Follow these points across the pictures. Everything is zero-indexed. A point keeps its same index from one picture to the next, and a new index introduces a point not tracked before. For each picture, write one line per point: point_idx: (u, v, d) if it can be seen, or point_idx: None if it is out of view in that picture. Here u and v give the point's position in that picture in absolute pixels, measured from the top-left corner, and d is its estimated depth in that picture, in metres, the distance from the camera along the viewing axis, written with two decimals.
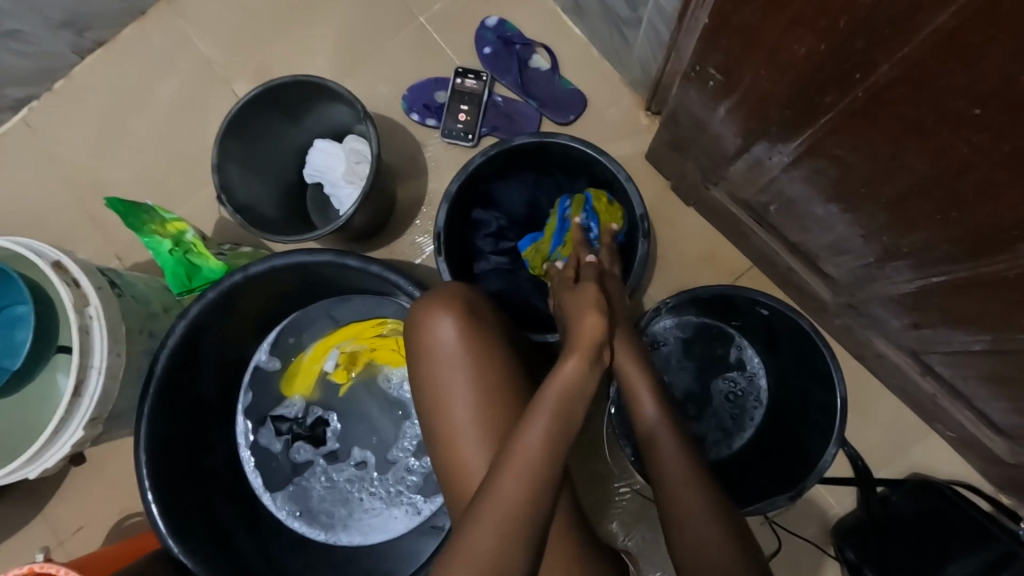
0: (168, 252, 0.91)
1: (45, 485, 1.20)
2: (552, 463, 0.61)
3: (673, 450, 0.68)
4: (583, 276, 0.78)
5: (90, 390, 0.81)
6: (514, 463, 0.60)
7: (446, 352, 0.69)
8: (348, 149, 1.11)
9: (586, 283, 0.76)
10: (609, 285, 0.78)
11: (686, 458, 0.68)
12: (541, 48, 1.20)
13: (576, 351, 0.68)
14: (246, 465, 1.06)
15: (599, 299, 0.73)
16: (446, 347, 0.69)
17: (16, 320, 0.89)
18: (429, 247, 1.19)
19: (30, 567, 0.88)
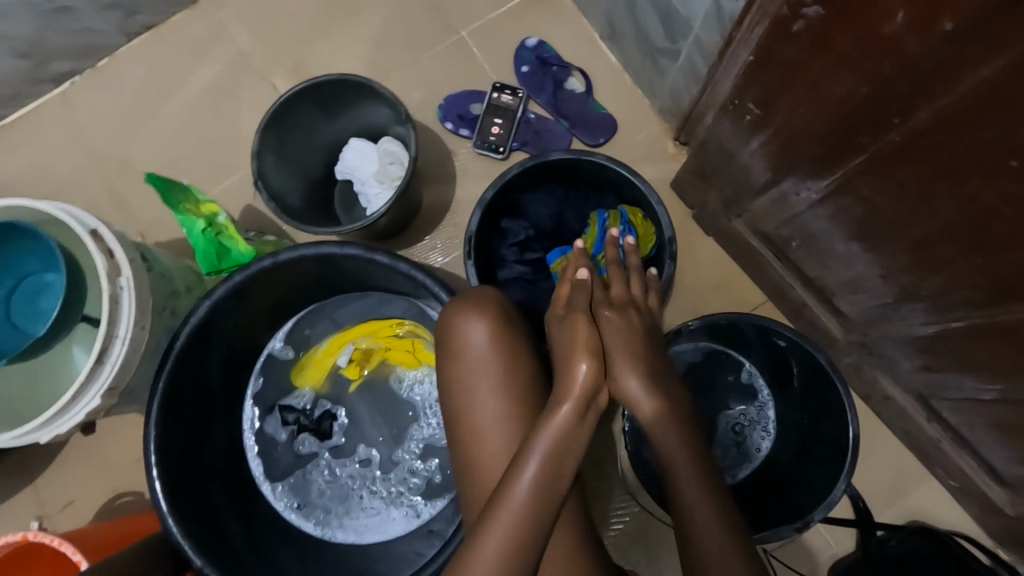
0: (201, 232, 0.92)
1: (39, 456, 1.19)
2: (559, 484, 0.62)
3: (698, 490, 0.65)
4: (575, 306, 0.75)
5: (111, 359, 0.81)
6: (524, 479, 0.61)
7: (475, 355, 0.70)
8: (382, 150, 1.13)
9: (577, 316, 0.73)
10: (606, 323, 0.74)
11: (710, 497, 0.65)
12: (577, 71, 1.24)
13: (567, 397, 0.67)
14: (249, 452, 1.05)
15: (590, 340, 0.71)
16: (475, 351, 0.70)
17: (41, 287, 0.89)
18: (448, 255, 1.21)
19: (22, 536, 0.90)
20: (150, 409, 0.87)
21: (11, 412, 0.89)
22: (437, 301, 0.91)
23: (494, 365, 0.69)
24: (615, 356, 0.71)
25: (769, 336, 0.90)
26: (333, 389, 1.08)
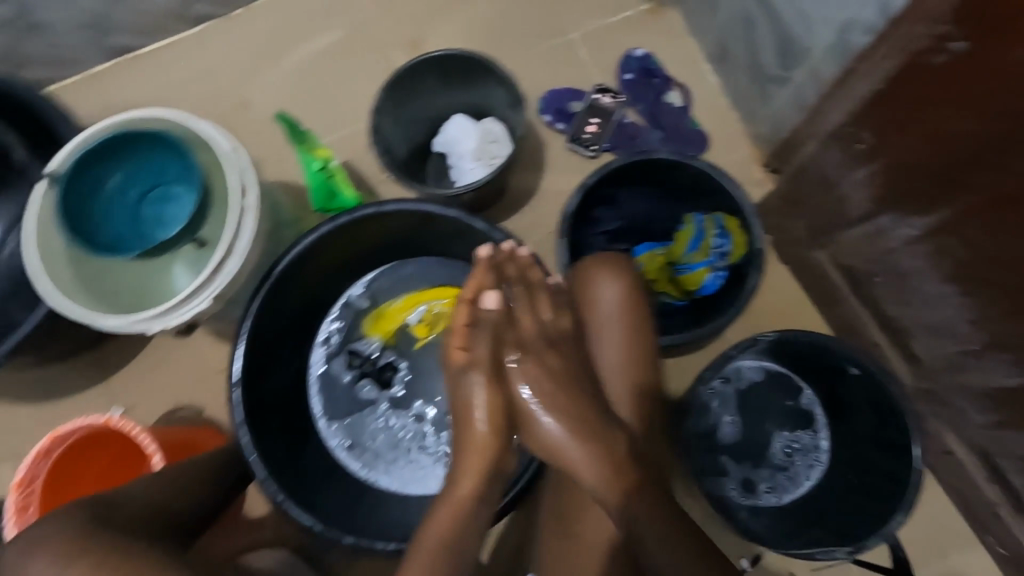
0: (317, 172, 0.99)
1: (113, 360, 1.25)
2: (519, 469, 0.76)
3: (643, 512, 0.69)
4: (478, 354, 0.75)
5: (225, 270, 0.86)
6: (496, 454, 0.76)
7: (605, 314, 0.83)
8: (484, 129, 1.19)
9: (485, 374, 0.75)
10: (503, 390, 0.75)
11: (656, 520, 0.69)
12: (678, 86, 1.28)
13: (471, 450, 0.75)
14: (312, 387, 1.11)
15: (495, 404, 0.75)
16: (605, 312, 0.83)
17: (168, 196, 0.96)
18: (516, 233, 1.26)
19: (107, 419, 0.96)
20: (245, 324, 0.93)
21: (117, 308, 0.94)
22: None
23: (617, 335, 0.82)
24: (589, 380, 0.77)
25: (843, 363, 0.90)
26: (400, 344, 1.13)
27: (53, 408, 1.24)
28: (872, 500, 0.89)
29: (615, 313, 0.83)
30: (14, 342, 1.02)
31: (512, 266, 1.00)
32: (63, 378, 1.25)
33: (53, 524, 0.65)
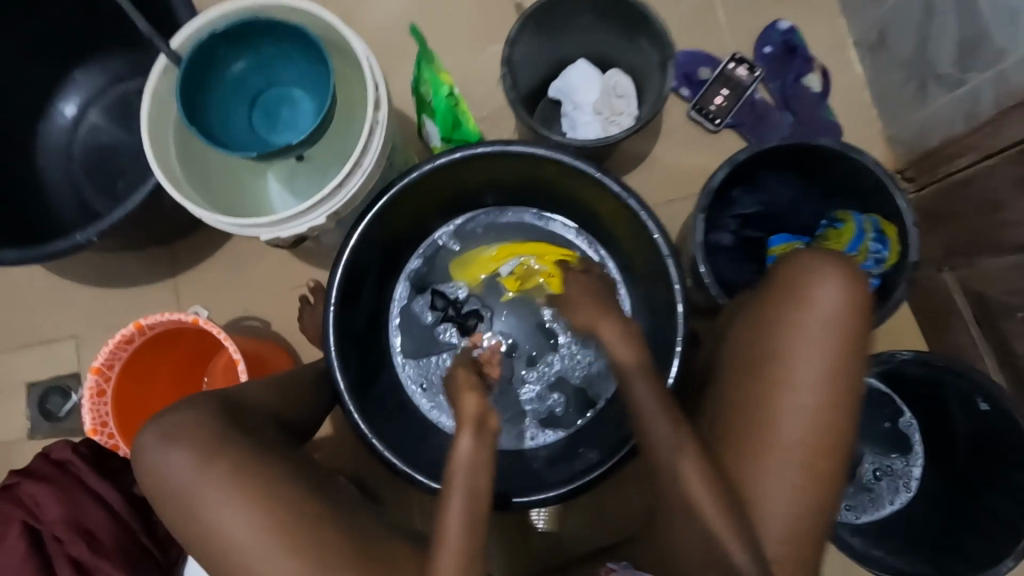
0: (446, 97, 0.95)
1: (181, 259, 1.20)
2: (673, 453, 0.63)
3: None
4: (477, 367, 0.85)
5: (347, 187, 0.80)
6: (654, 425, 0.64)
7: (820, 315, 0.62)
8: (609, 81, 1.10)
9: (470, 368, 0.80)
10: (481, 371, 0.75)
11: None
12: (818, 69, 1.17)
13: (464, 424, 0.65)
14: (391, 321, 1.08)
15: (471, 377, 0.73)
16: (824, 314, 0.62)
17: (286, 99, 0.91)
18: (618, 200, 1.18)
19: (195, 319, 0.93)
20: (346, 246, 0.88)
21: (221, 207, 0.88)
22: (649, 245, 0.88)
23: (827, 351, 0.62)
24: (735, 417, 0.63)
25: (971, 397, 0.87)
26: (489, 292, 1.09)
27: (116, 296, 1.21)
28: (990, 550, 0.85)
29: (835, 326, 0.62)
30: (105, 227, 0.94)
31: (630, 233, 0.94)
32: (130, 268, 1.20)
33: (190, 415, 0.62)
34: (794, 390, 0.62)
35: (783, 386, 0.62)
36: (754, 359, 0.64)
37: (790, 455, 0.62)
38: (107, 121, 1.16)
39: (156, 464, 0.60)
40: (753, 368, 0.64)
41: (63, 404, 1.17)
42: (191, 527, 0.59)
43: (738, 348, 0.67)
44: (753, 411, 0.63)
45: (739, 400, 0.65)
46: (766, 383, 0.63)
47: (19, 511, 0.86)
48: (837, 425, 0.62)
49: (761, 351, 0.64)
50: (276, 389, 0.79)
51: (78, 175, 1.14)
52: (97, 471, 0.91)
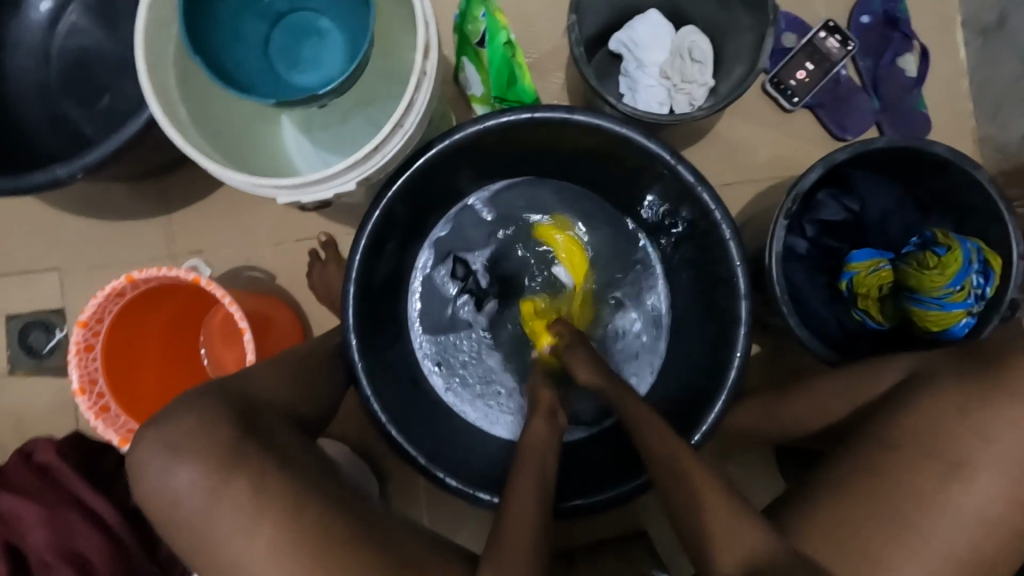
0: (502, 46, 0.80)
1: (177, 194, 1.07)
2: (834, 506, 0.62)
3: None
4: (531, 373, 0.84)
5: (386, 149, 0.68)
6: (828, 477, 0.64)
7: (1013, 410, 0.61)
8: (684, 41, 0.94)
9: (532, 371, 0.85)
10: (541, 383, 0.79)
11: None
12: (918, 47, 1.01)
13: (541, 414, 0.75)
14: (410, 290, 0.93)
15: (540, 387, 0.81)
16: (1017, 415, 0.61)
17: (310, 31, 0.78)
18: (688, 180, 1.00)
19: (197, 277, 0.83)
20: (370, 215, 0.76)
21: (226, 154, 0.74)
22: (716, 246, 0.77)
23: (1010, 448, 0.60)
24: (886, 469, 0.62)
25: None
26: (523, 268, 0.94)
27: (104, 228, 1.08)
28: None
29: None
30: (93, 160, 0.81)
31: (691, 227, 0.81)
32: (121, 198, 1.07)
33: (195, 426, 0.55)
34: (959, 477, 0.60)
35: (966, 476, 0.60)
36: (944, 440, 0.62)
37: (946, 548, 0.58)
38: (88, 22, 0.98)
39: (159, 486, 0.53)
40: (935, 446, 0.62)
41: (46, 341, 1.07)
42: (200, 552, 0.54)
43: (919, 420, 0.64)
44: (925, 490, 0.60)
45: (908, 472, 0.61)
46: (953, 471, 0.60)
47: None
48: (1003, 539, 0.59)
49: (953, 434, 0.62)
50: (290, 376, 0.69)
51: (54, 84, 0.97)
52: (86, 480, 0.81)
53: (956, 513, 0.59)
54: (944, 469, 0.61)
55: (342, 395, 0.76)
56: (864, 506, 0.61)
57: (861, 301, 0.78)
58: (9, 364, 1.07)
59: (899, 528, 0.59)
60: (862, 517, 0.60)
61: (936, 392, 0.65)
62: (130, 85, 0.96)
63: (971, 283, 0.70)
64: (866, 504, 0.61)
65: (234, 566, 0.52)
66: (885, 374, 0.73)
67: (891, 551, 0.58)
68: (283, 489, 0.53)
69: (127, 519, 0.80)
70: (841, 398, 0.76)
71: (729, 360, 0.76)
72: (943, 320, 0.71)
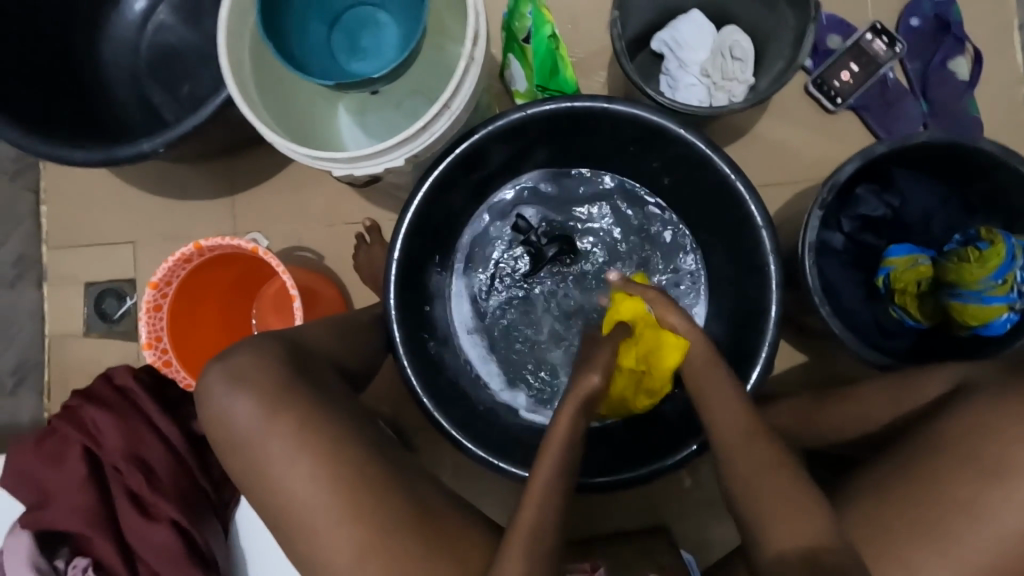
0: (547, 38, 0.85)
1: (240, 177, 1.16)
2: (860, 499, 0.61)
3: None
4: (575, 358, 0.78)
5: (433, 129, 0.73)
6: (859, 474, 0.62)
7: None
8: (725, 40, 0.97)
9: None
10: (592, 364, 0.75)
11: None
12: (971, 51, 0.99)
13: None
14: (467, 234, 0.96)
15: None
16: None
17: (368, 23, 0.84)
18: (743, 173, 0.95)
19: (255, 247, 0.90)
20: (415, 193, 0.81)
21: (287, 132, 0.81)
22: (748, 235, 0.78)
23: None
24: (918, 461, 0.60)
25: None
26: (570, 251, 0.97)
27: (175, 206, 1.18)
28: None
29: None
30: (172, 137, 0.90)
31: (725, 217, 0.83)
32: (192, 179, 1.17)
33: (254, 363, 0.61)
34: (994, 470, 0.57)
35: (1004, 484, 0.56)
36: (987, 453, 0.58)
37: (970, 555, 0.56)
38: (175, 19, 1.09)
39: (222, 410, 0.60)
40: (974, 454, 0.58)
41: (118, 307, 1.16)
42: (249, 479, 0.59)
43: (964, 424, 0.60)
44: (960, 498, 0.57)
45: (941, 478, 0.58)
46: (993, 483, 0.56)
47: (80, 434, 0.77)
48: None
49: (994, 446, 0.57)
50: (336, 335, 0.74)
51: (141, 73, 1.08)
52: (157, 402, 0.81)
53: (994, 506, 0.56)
54: (985, 478, 0.57)
55: (380, 359, 0.81)
56: (888, 507, 0.60)
57: (899, 297, 0.77)
58: (83, 326, 1.17)
59: (927, 534, 0.57)
60: (885, 518, 0.59)
61: (990, 406, 0.60)
62: (207, 75, 1.06)
63: (1014, 277, 0.68)
64: (892, 494, 0.60)
65: (279, 492, 0.58)
66: (936, 380, 0.69)
67: (906, 554, 0.57)
68: (324, 430, 0.58)
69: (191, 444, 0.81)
70: (887, 400, 0.72)
71: (757, 349, 0.76)
72: (982, 314, 0.70)
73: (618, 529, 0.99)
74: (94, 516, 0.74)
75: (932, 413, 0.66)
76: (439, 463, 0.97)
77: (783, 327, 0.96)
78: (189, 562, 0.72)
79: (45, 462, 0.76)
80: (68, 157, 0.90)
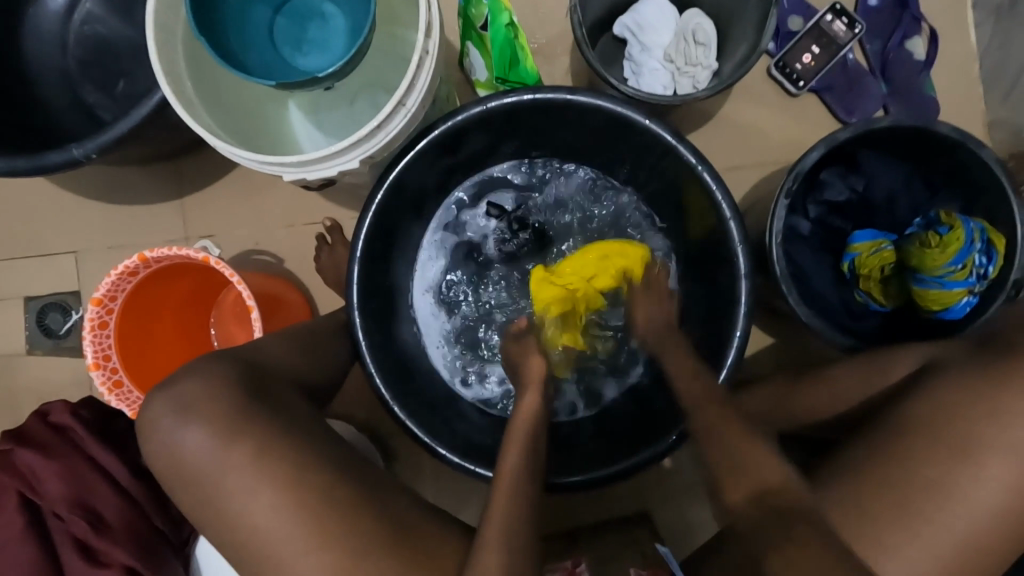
0: (504, 27, 0.81)
1: (189, 178, 1.09)
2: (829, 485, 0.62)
3: None
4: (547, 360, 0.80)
5: (388, 127, 0.69)
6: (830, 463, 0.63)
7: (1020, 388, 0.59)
8: (688, 23, 0.95)
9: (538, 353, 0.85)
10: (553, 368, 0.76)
11: None
12: (928, 30, 1.00)
13: None
14: (436, 219, 0.93)
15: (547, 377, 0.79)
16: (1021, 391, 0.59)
17: (314, 14, 0.79)
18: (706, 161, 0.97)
19: (207, 256, 0.84)
20: (374, 194, 0.77)
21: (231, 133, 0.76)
22: (716, 227, 0.78)
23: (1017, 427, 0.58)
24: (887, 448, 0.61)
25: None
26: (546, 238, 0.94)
27: (119, 212, 1.11)
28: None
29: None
30: (107, 140, 0.83)
31: (692, 209, 0.82)
32: (136, 182, 1.10)
33: (206, 388, 0.57)
34: (957, 452, 0.58)
35: (968, 461, 0.58)
36: (952, 432, 0.59)
37: (942, 533, 0.57)
38: (103, 9, 1.01)
39: (173, 441, 0.56)
40: (942, 436, 0.59)
41: (64, 322, 1.10)
42: (207, 510, 0.56)
43: (929, 410, 0.61)
44: (930, 479, 0.58)
45: (910, 460, 0.60)
46: (962, 463, 0.58)
47: (15, 480, 0.72)
48: (1005, 531, 0.57)
49: (961, 425, 0.59)
50: (298, 348, 0.71)
51: (69, 69, 1.00)
52: (99, 438, 0.78)
53: (956, 488, 0.57)
54: (952, 457, 0.58)
55: (347, 369, 0.78)
56: (862, 493, 0.60)
57: (864, 282, 0.78)
58: (26, 344, 1.10)
59: (903, 517, 0.58)
60: (859, 504, 0.59)
61: (958, 386, 0.62)
62: (144, 70, 0.98)
63: (974, 261, 0.70)
64: (863, 481, 0.61)
65: (243, 521, 0.55)
66: (901, 363, 0.70)
67: (884, 537, 0.57)
68: (286, 453, 0.56)
69: (139, 480, 0.76)
70: (858, 385, 0.73)
71: (728, 340, 0.76)
72: (944, 299, 0.71)
73: (599, 519, 0.99)
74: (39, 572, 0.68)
75: (898, 396, 0.67)
76: (416, 467, 0.95)
77: (753, 313, 0.97)
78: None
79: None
80: None
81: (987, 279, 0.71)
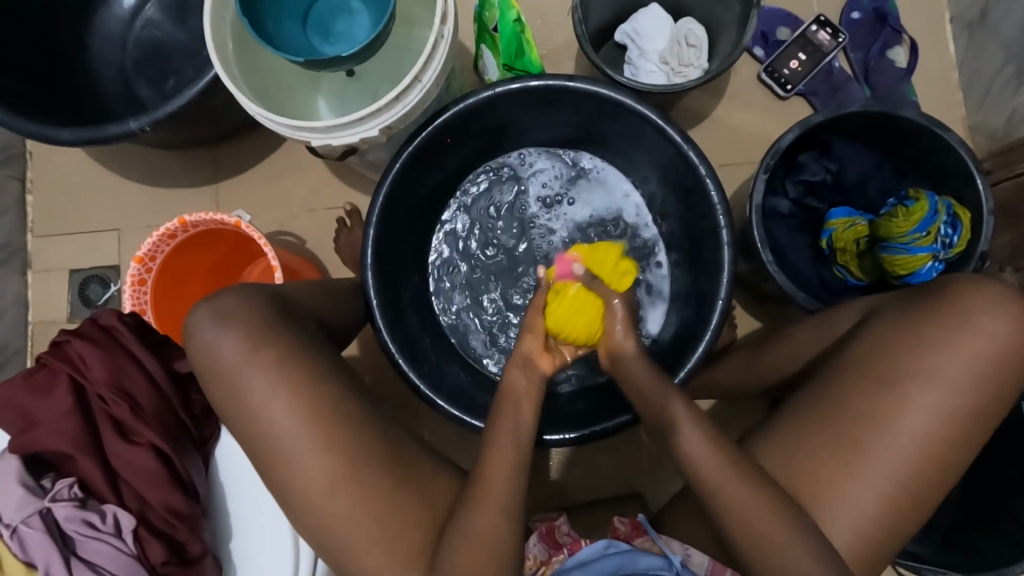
0: (512, 23, 0.92)
1: (225, 166, 1.20)
2: (796, 430, 0.66)
3: (787, 511, 0.60)
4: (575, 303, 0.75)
5: (406, 100, 0.78)
6: (800, 412, 0.67)
7: (984, 344, 0.62)
8: (681, 30, 1.04)
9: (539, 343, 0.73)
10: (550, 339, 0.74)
11: (792, 532, 0.59)
12: (908, 41, 1.07)
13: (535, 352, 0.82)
14: (474, 174, 1.01)
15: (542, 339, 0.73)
16: (982, 344, 0.62)
17: (343, 10, 0.90)
18: (771, 192, 0.89)
19: (238, 222, 0.93)
20: (389, 167, 0.85)
21: (264, 104, 0.86)
22: (703, 203, 0.83)
23: (970, 370, 0.61)
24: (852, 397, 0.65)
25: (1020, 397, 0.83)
26: (563, 211, 1.02)
27: (160, 194, 1.22)
28: (1004, 555, 0.80)
29: (1001, 370, 0.61)
30: (158, 117, 0.94)
31: (682, 186, 0.88)
32: (178, 167, 1.21)
33: (239, 305, 0.65)
34: (915, 401, 0.62)
35: (921, 403, 0.61)
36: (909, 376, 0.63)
37: (897, 466, 0.61)
38: (162, 17, 1.14)
39: (208, 343, 0.64)
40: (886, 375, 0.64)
41: (101, 294, 1.19)
42: (231, 407, 0.64)
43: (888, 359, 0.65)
44: (888, 418, 0.62)
45: (871, 401, 0.63)
46: (912, 401, 0.62)
47: (65, 365, 0.71)
48: (950, 463, 0.62)
49: (911, 363, 0.63)
50: (316, 293, 0.78)
51: (126, 65, 1.12)
52: (146, 345, 0.75)
53: (911, 426, 0.61)
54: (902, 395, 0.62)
55: (358, 324, 0.85)
56: (823, 430, 0.64)
57: (841, 256, 0.84)
58: (67, 313, 1.20)
59: (860, 449, 0.62)
60: (817, 442, 0.64)
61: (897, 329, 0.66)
62: (192, 68, 1.11)
63: (940, 232, 0.75)
64: (827, 424, 0.64)
65: (260, 418, 0.62)
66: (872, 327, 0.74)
67: (841, 466, 0.62)
68: (301, 368, 0.63)
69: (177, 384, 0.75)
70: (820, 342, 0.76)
71: (713, 304, 0.81)
72: (908, 265, 0.77)
73: (594, 498, 1.02)
74: (79, 437, 0.67)
75: (844, 341, 0.71)
76: (419, 429, 1.01)
77: (744, 298, 1.02)
78: (171, 490, 0.67)
79: (31, 392, 0.69)
80: (56, 137, 0.93)
81: (952, 254, 0.76)
